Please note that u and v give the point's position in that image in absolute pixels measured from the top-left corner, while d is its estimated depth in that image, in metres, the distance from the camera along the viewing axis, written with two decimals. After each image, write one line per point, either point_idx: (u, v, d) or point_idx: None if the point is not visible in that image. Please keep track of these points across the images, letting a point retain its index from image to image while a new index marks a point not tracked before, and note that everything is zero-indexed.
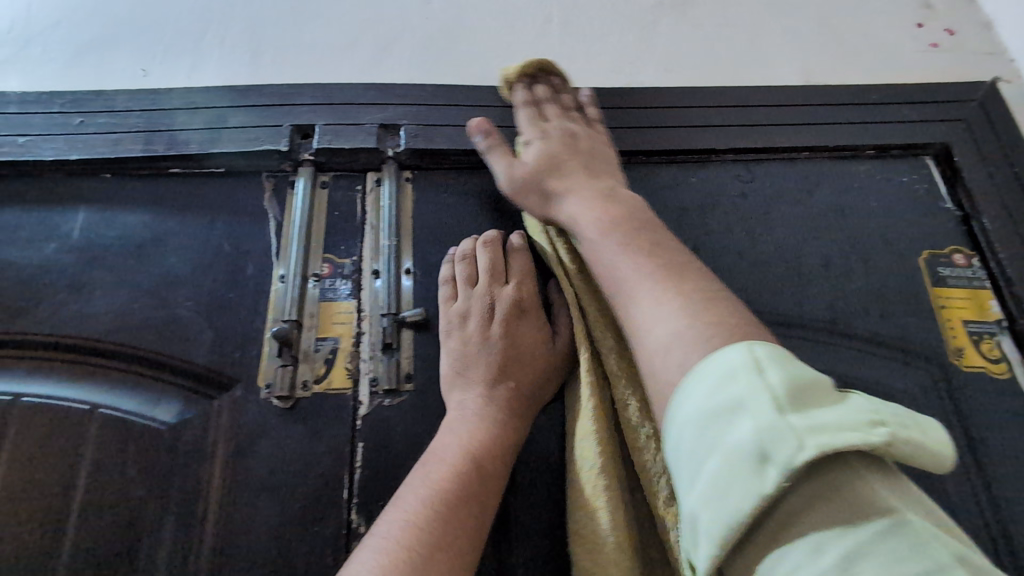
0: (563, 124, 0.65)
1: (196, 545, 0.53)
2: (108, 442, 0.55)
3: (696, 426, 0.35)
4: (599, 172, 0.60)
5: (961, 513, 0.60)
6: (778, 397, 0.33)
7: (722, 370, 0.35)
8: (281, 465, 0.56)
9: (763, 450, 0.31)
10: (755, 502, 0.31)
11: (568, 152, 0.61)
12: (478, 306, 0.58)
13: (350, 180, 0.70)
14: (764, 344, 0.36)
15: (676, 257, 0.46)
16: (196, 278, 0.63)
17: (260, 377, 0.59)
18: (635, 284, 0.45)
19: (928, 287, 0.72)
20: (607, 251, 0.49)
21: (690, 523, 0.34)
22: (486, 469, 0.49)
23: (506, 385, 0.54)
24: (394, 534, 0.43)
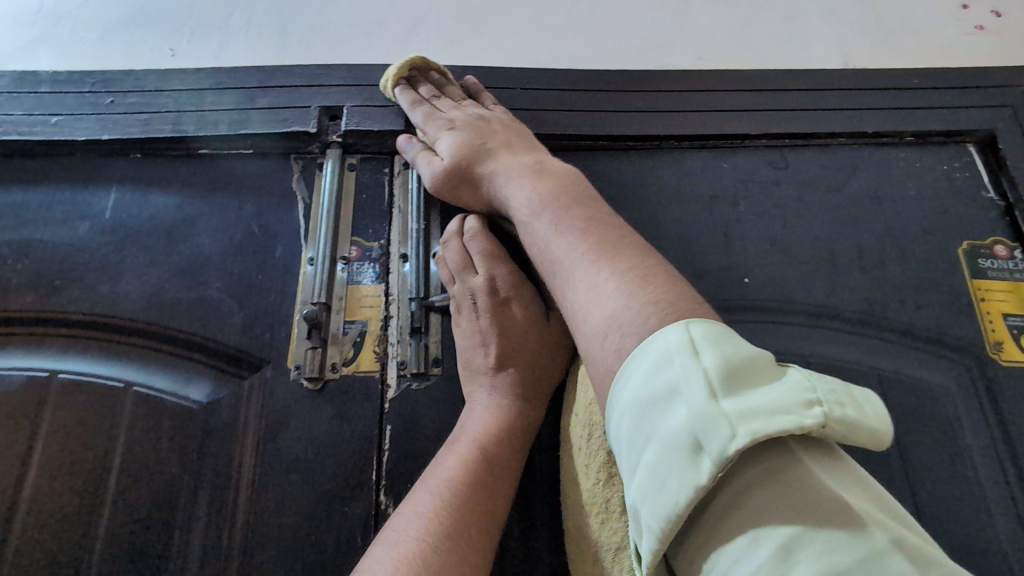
0: (467, 111, 0.65)
1: (228, 522, 0.53)
2: (142, 420, 0.56)
3: (636, 414, 0.34)
4: (519, 148, 0.60)
5: (998, 510, 0.59)
6: (711, 381, 0.32)
7: (656, 355, 0.34)
8: (310, 446, 0.56)
9: (696, 439, 0.30)
10: (691, 492, 0.30)
11: (481, 137, 0.61)
12: (465, 297, 0.59)
13: (378, 163, 0.69)
14: (703, 323, 0.35)
15: (607, 234, 0.46)
16: (226, 260, 0.63)
17: (290, 359, 0.59)
18: (569, 266, 0.45)
19: (967, 279, 0.70)
20: (543, 233, 0.49)
21: (634, 514, 0.33)
22: (494, 456, 0.51)
23: (507, 372, 0.56)
24: (405, 525, 0.45)
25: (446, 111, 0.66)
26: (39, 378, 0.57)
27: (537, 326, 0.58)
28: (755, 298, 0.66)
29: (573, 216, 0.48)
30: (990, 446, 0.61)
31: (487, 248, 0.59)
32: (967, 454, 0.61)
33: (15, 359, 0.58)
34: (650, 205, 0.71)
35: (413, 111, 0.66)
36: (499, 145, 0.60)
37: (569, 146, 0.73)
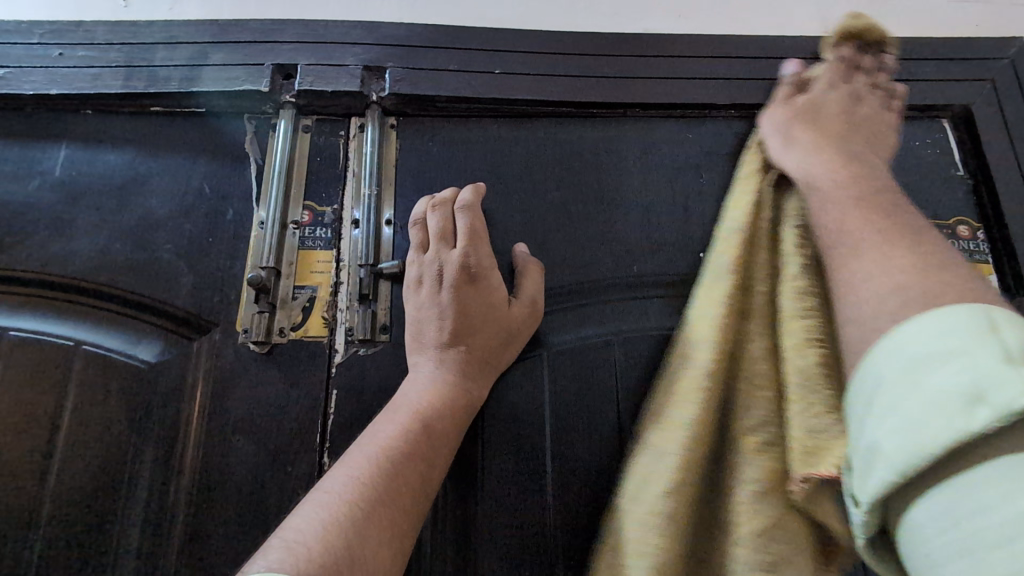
0: (859, 93, 0.53)
1: (175, 477, 0.55)
2: (92, 378, 0.57)
3: (903, 367, 0.30)
4: (860, 141, 0.48)
5: None
6: (1009, 350, 0.27)
7: (962, 320, 0.29)
8: (257, 407, 0.58)
9: (980, 390, 0.27)
10: (960, 437, 0.26)
11: (846, 119, 0.50)
12: (431, 269, 0.59)
13: (333, 125, 0.68)
14: (1007, 311, 0.30)
15: (878, 196, 0.40)
16: (177, 221, 0.63)
17: (238, 323, 0.60)
18: (843, 233, 0.38)
19: None
20: (824, 192, 0.42)
21: (869, 455, 0.30)
22: (435, 428, 0.53)
23: (458, 348, 0.57)
24: (337, 488, 0.45)
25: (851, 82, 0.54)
26: None
27: (497, 311, 0.59)
28: None
29: (869, 189, 0.41)
30: None
31: (468, 226, 0.60)
32: None
33: None
34: (610, 175, 0.70)
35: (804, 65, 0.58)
36: (844, 125, 0.49)
37: (531, 112, 0.71)
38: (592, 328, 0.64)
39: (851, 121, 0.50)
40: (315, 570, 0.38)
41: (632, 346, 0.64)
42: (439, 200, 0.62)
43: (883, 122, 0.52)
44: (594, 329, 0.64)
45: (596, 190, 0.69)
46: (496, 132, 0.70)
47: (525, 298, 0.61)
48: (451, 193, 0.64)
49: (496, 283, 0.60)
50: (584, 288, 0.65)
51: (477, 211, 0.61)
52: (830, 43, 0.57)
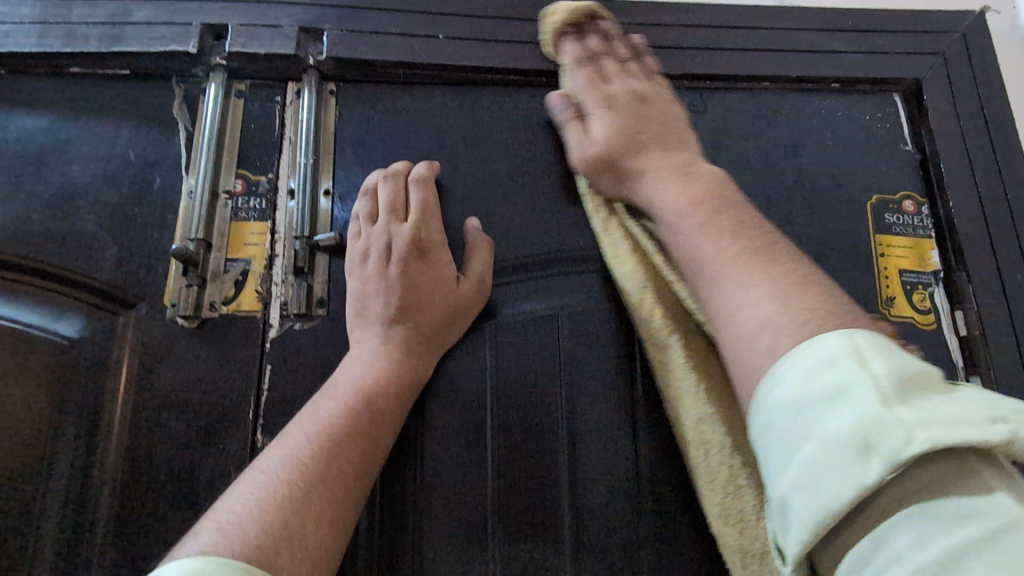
0: (628, 84, 0.61)
1: (100, 456, 0.54)
2: (9, 353, 0.54)
3: (785, 413, 0.32)
4: (675, 134, 0.57)
5: None
6: (882, 388, 0.29)
7: (826, 355, 0.31)
8: (187, 384, 0.56)
9: (865, 440, 0.28)
10: (858, 492, 0.27)
11: (639, 117, 0.58)
12: (378, 243, 0.59)
13: (269, 90, 0.65)
14: (865, 333, 0.32)
15: (725, 211, 0.45)
16: (100, 189, 0.60)
17: (166, 296, 0.57)
18: (719, 266, 0.41)
19: (870, 233, 0.70)
20: (690, 233, 0.45)
21: (780, 505, 0.31)
22: (378, 403, 0.53)
23: (404, 325, 0.57)
24: (274, 468, 0.45)
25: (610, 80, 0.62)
26: None
27: (444, 286, 0.59)
28: None
29: (723, 219, 0.44)
30: None
31: (420, 200, 0.61)
32: None
33: None
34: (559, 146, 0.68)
35: (573, 74, 0.64)
36: (635, 122, 0.57)
37: (477, 79, 0.68)
38: (536, 302, 0.63)
39: (647, 110, 0.59)
40: (253, 551, 0.38)
41: (576, 321, 0.62)
42: (388, 173, 0.62)
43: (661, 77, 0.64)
44: (538, 303, 0.63)
45: (544, 161, 0.67)
46: (441, 100, 0.68)
47: (472, 275, 0.61)
48: (399, 165, 0.63)
49: (446, 258, 0.61)
50: (529, 261, 0.64)
51: (429, 185, 0.62)
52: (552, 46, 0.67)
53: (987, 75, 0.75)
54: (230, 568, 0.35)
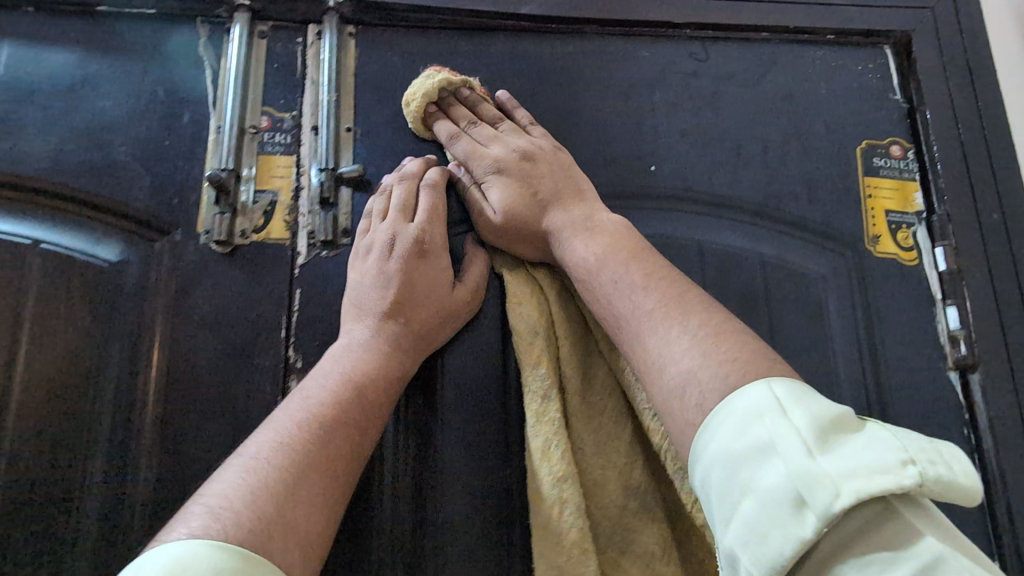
0: (509, 144, 0.63)
1: (142, 372, 0.57)
2: (52, 275, 0.58)
3: (725, 466, 0.37)
4: (572, 188, 0.62)
5: (845, 377, 0.68)
6: (806, 439, 0.35)
7: (752, 410, 0.38)
8: (222, 306, 0.59)
9: (800, 494, 0.33)
10: (798, 545, 0.33)
11: (527, 180, 0.61)
12: (382, 238, 0.59)
13: (290, 32, 0.67)
14: (784, 383, 0.39)
15: (643, 255, 0.54)
16: (131, 124, 0.63)
17: (199, 224, 0.61)
18: (636, 326, 0.50)
19: (859, 176, 0.74)
20: (604, 288, 0.54)
21: (730, 560, 0.36)
22: (367, 398, 0.54)
23: (397, 322, 0.58)
24: (264, 452, 0.47)
25: (490, 143, 0.64)
26: None
27: (438, 289, 0.59)
28: (658, 186, 0.70)
29: (631, 271, 0.53)
30: (851, 327, 0.70)
31: (429, 204, 0.61)
32: (826, 332, 0.69)
33: None
34: (567, 91, 0.72)
35: (449, 146, 0.64)
36: (529, 190, 0.61)
37: (489, 24, 0.71)
38: None
39: (533, 171, 0.62)
40: (247, 534, 0.41)
41: None
42: (404, 175, 0.63)
43: (538, 127, 0.66)
44: None
45: (553, 105, 0.71)
46: (455, 44, 0.70)
47: (469, 282, 0.62)
48: (414, 166, 0.64)
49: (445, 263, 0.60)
50: None
51: (441, 190, 0.62)
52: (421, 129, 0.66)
53: (972, 29, 0.79)
54: (227, 553, 0.38)
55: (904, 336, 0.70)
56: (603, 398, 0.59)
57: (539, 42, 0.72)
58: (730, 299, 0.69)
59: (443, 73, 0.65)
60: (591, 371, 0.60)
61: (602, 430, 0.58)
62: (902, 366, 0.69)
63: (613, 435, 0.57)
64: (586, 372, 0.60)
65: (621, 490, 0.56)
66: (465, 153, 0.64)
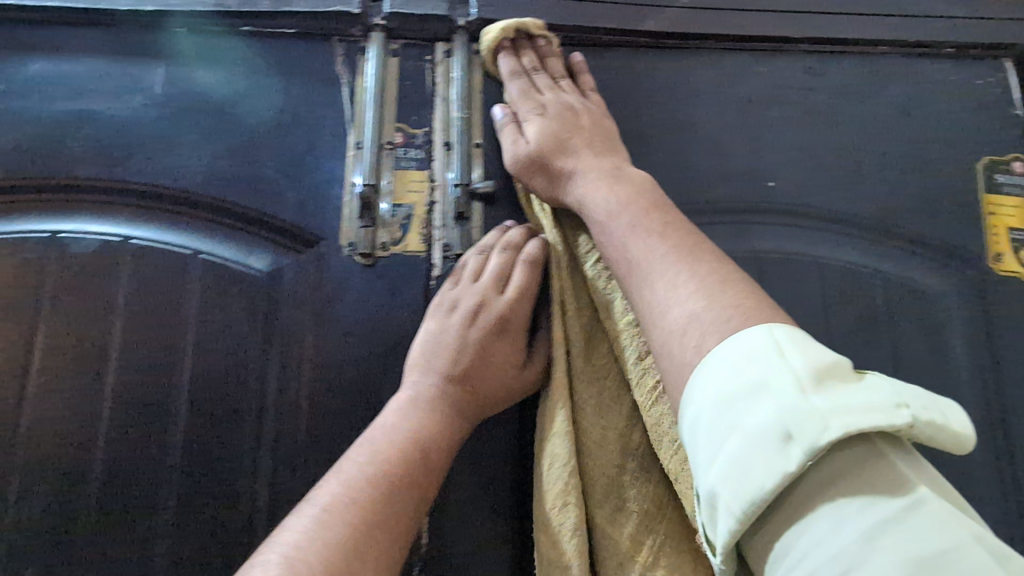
0: (560, 96, 0.64)
1: (292, 376, 0.60)
2: (212, 283, 0.61)
3: (715, 410, 0.36)
4: (606, 143, 0.61)
5: (969, 396, 0.68)
6: (800, 379, 0.35)
7: (755, 351, 0.37)
8: (365, 316, 0.62)
9: (788, 429, 0.33)
10: (779, 478, 0.33)
11: (568, 126, 0.61)
12: (468, 302, 0.59)
13: (420, 50, 0.70)
14: (785, 328, 0.38)
15: (665, 209, 0.52)
16: (277, 140, 0.66)
17: (343, 237, 0.64)
18: (648, 261, 0.48)
19: (980, 193, 0.73)
20: (621, 232, 0.51)
21: (710, 500, 0.36)
22: (432, 457, 0.53)
23: (465, 386, 0.56)
24: (335, 502, 0.47)
25: (541, 91, 0.65)
26: (112, 244, 0.62)
27: (509, 370, 0.58)
28: (777, 200, 0.71)
29: (651, 219, 0.51)
30: (973, 345, 0.69)
31: (520, 282, 0.59)
32: (948, 349, 0.69)
33: (87, 224, 0.62)
34: (684, 106, 0.72)
35: (508, 81, 0.66)
36: (566, 134, 0.61)
37: (609, 42, 0.72)
38: None
39: (575, 122, 0.62)
40: None
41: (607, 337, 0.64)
42: (505, 242, 0.61)
43: (594, 93, 0.67)
44: None
45: (672, 120, 0.72)
46: None
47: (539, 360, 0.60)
48: (515, 233, 0.62)
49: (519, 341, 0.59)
50: None
51: (536, 269, 0.60)
52: (488, 60, 0.68)
53: None
54: None
55: None
56: (608, 362, 0.57)
57: (657, 59, 0.73)
58: (852, 314, 0.69)
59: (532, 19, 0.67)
60: (599, 335, 0.59)
61: (605, 392, 0.57)
62: None
63: (614, 400, 0.56)
64: (593, 336, 0.59)
65: (619, 449, 0.55)
66: (518, 92, 0.65)
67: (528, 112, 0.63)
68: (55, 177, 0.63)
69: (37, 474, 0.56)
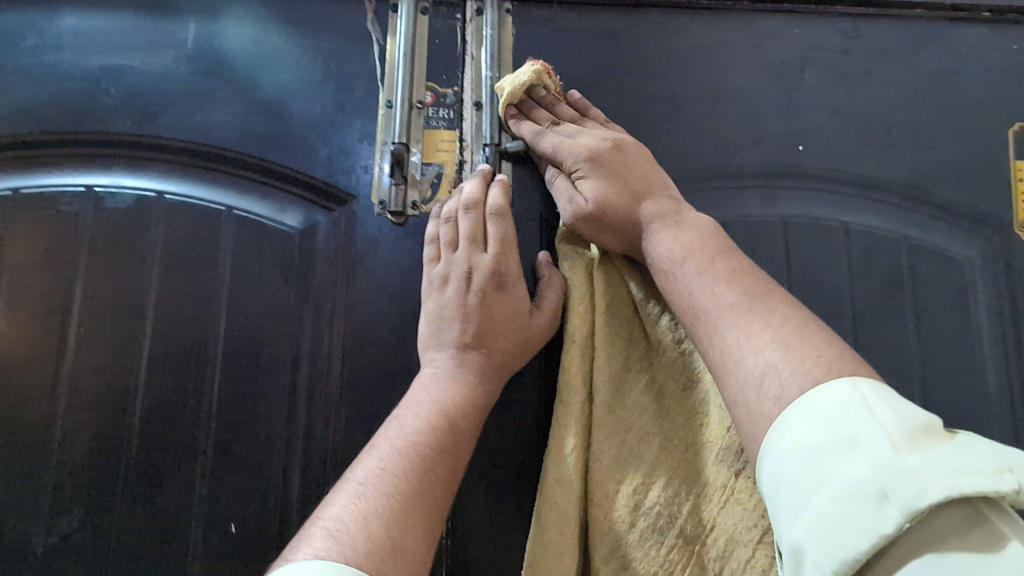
0: (599, 135, 0.60)
1: (326, 332, 0.61)
2: (245, 238, 0.62)
3: (797, 461, 0.37)
4: (659, 183, 0.58)
5: (990, 362, 0.68)
6: (892, 437, 0.35)
7: (843, 402, 0.37)
8: (396, 273, 0.63)
9: (883, 488, 0.33)
10: (875, 538, 0.33)
11: (620, 170, 0.58)
12: (457, 269, 0.58)
13: (449, 8, 0.68)
14: (868, 381, 0.39)
15: (729, 254, 0.51)
16: (308, 98, 0.66)
17: (374, 195, 0.64)
18: (718, 318, 0.46)
19: (1011, 160, 0.73)
20: (685, 281, 0.50)
21: (794, 554, 0.36)
22: (458, 425, 0.53)
23: (478, 351, 0.56)
24: (371, 479, 0.47)
25: (579, 133, 0.61)
26: (147, 199, 0.62)
27: (517, 321, 0.57)
28: (805, 164, 0.71)
29: (717, 265, 0.49)
30: (997, 311, 0.69)
31: (498, 234, 0.58)
32: (972, 315, 0.69)
33: (122, 179, 0.63)
34: (715, 69, 0.72)
35: (538, 140, 0.61)
36: (620, 180, 0.57)
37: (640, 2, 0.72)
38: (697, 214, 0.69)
39: (626, 158, 0.58)
40: (363, 557, 0.41)
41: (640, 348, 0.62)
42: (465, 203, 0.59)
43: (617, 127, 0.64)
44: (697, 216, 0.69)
45: (703, 83, 0.71)
46: (607, 22, 0.71)
47: (548, 306, 0.59)
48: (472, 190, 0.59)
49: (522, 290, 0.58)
50: (690, 177, 0.69)
51: (507, 217, 0.58)
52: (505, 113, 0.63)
53: None
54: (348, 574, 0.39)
55: None
56: (634, 414, 0.55)
57: (689, 20, 0.73)
58: (875, 280, 0.69)
59: (536, 66, 0.61)
60: (626, 385, 0.56)
61: (628, 443, 0.54)
62: None
63: (645, 452, 0.53)
64: (621, 386, 0.56)
65: (633, 507, 0.52)
66: (556, 145, 0.60)
67: (576, 163, 0.59)
68: (89, 133, 0.63)
69: (78, 425, 0.57)
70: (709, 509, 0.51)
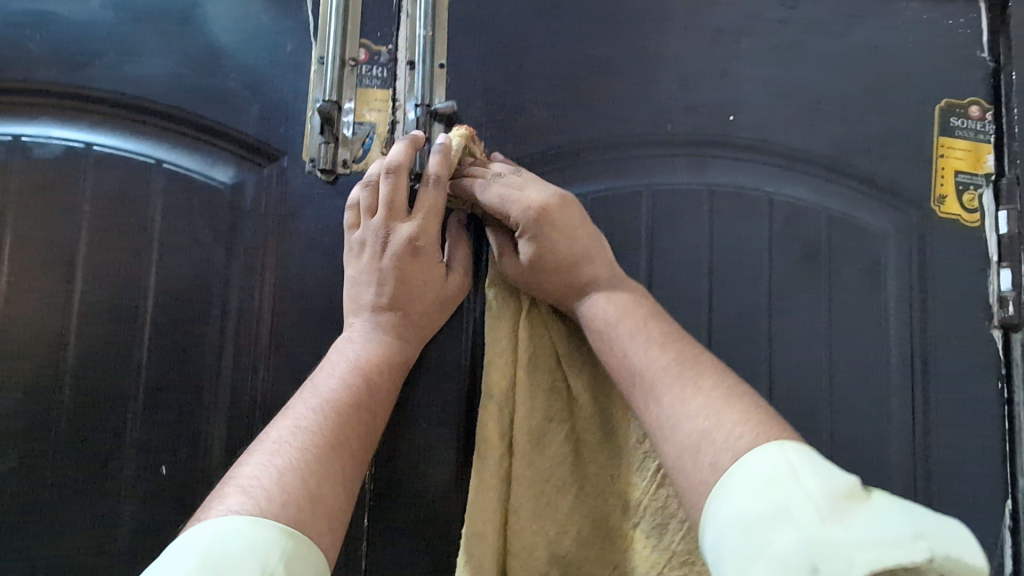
0: (544, 187, 0.58)
1: (256, 288, 0.63)
2: (175, 193, 0.63)
3: (734, 531, 0.40)
4: (596, 240, 0.59)
5: (894, 333, 0.72)
6: (818, 506, 0.37)
7: (767, 471, 0.41)
8: (327, 231, 0.64)
9: (812, 562, 0.35)
10: None
11: (563, 227, 0.57)
12: (376, 235, 0.60)
13: None
14: (795, 446, 0.42)
15: (663, 318, 0.56)
16: (240, 50, 0.66)
17: (305, 153, 0.65)
18: (651, 379, 0.51)
19: (933, 137, 0.75)
20: (620, 341, 0.54)
21: None
22: (374, 380, 0.57)
23: (394, 311, 0.60)
24: (286, 437, 0.50)
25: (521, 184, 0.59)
26: (75, 150, 0.63)
27: (433, 284, 0.60)
28: (734, 135, 0.72)
29: (649, 328, 0.54)
30: (904, 282, 0.73)
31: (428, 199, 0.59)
32: (882, 288, 0.73)
33: (50, 128, 0.63)
34: (652, 34, 0.72)
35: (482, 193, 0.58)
36: (564, 243, 0.57)
37: None
38: (625, 180, 0.71)
39: (567, 217, 0.57)
40: (278, 507, 0.44)
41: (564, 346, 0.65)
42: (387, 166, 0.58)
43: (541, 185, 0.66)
44: (626, 181, 0.71)
45: (640, 50, 0.72)
46: None
47: (458, 265, 0.63)
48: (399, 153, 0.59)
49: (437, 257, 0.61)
50: (621, 144, 0.71)
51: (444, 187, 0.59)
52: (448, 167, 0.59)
53: None
54: (261, 527, 0.42)
55: (956, 295, 0.73)
56: (552, 466, 0.57)
57: None
58: (794, 249, 0.72)
59: (466, 131, 0.61)
60: (546, 436, 0.58)
61: (545, 495, 0.57)
62: (951, 326, 0.73)
63: (562, 507, 0.57)
64: (540, 439, 0.58)
65: (548, 557, 0.56)
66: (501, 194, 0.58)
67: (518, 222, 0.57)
68: (15, 81, 0.63)
69: (14, 369, 0.60)
70: (616, 550, 0.57)
